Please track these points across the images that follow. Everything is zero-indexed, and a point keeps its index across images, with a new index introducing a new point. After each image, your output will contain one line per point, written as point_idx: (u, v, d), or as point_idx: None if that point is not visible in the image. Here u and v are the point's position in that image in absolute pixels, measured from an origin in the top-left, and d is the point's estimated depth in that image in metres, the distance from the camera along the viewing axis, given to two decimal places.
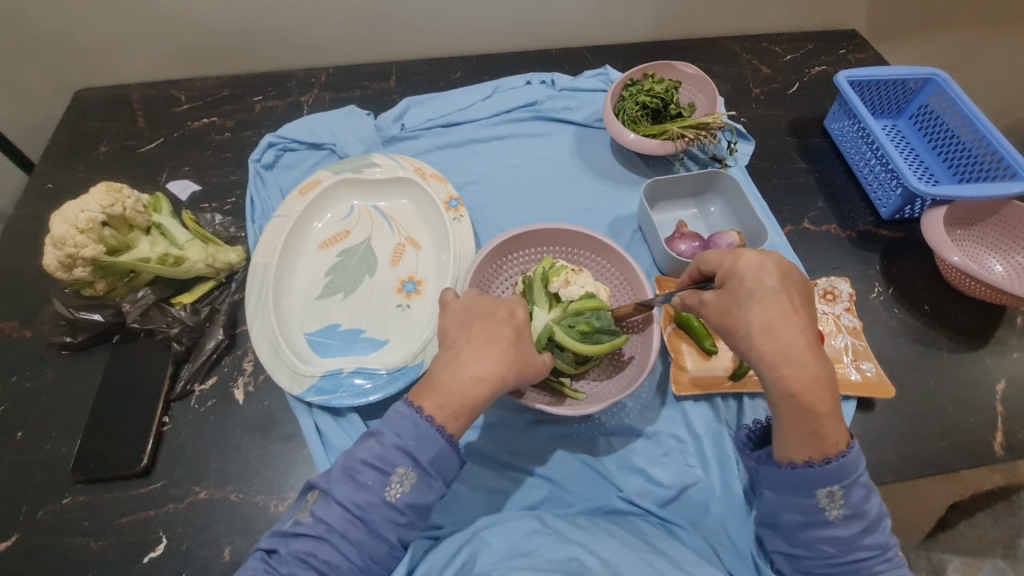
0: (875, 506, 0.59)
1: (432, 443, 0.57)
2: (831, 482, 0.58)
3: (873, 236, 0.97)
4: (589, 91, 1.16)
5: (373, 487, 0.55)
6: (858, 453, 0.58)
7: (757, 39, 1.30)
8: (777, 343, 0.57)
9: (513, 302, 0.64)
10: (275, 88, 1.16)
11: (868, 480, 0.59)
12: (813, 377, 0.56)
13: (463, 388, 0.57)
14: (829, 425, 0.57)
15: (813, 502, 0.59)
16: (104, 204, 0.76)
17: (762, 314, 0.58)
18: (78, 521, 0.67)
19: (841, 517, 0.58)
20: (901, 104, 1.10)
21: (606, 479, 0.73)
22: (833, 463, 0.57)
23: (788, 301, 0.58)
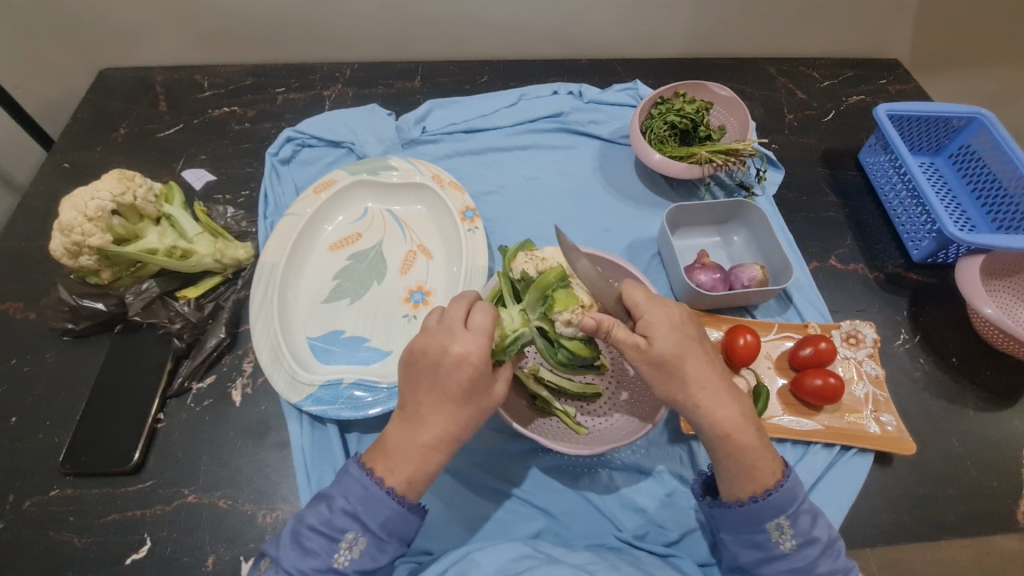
0: (824, 529, 0.59)
1: (380, 508, 0.56)
2: (775, 514, 0.58)
3: (902, 280, 0.93)
4: (617, 105, 1.12)
5: (320, 553, 0.55)
6: (796, 481, 0.59)
7: (795, 62, 1.26)
8: (704, 388, 0.59)
9: (460, 342, 0.56)
10: (299, 80, 1.14)
11: (812, 506, 0.60)
12: (740, 418, 0.60)
13: (421, 462, 0.57)
14: (761, 459, 0.59)
15: (764, 537, 0.59)
16: (115, 192, 0.74)
17: (689, 364, 0.59)
18: (64, 514, 0.66)
19: (795, 547, 0.58)
20: (942, 142, 1.05)
21: (604, 516, 0.71)
22: (775, 494, 0.58)
23: (700, 348, 0.61)
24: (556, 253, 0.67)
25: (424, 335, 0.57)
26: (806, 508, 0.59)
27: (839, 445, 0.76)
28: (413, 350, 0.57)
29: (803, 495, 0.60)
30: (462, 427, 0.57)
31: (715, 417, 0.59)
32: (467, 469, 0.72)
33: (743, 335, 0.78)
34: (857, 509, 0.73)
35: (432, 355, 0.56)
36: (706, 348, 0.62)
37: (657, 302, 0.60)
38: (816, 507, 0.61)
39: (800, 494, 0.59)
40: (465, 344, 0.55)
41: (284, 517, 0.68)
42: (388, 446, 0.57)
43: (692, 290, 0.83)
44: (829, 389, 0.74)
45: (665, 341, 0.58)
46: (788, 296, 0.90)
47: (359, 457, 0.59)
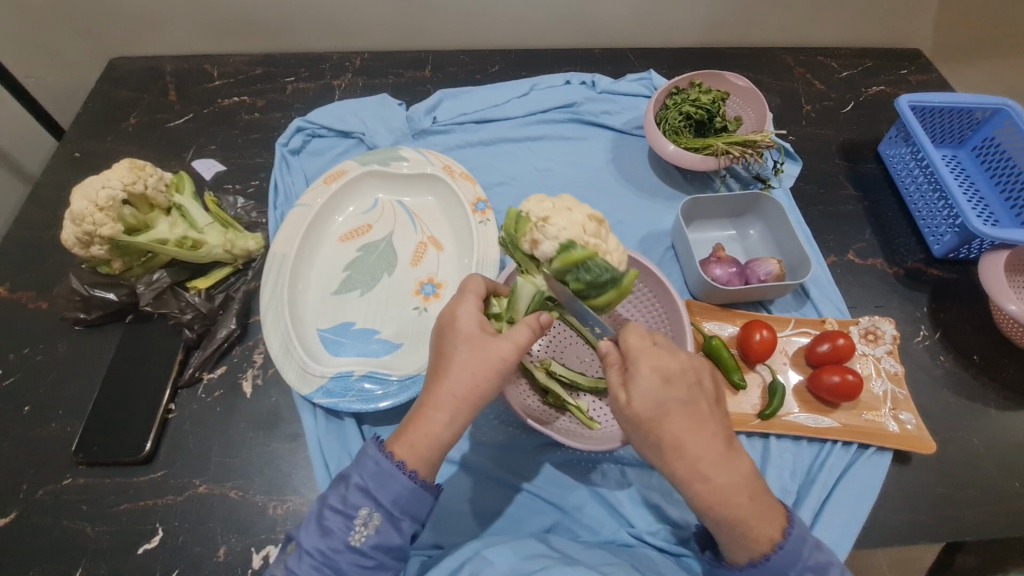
0: None
1: (393, 483, 0.55)
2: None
3: (922, 275, 0.91)
4: (631, 96, 1.10)
5: (337, 532, 0.54)
6: (799, 537, 0.55)
7: (814, 52, 1.23)
8: (690, 455, 0.54)
9: (465, 311, 0.60)
10: (308, 69, 1.13)
11: (819, 562, 0.55)
12: (731, 488, 0.54)
13: (432, 433, 0.56)
14: (757, 526, 0.54)
15: None
16: (126, 181, 0.74)
17: (670, 428, 0.54)
18: (77, 503, 0.67)
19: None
20: (965, 134, 1.03)
21: (616, 511, 0.70)
22: (772, 560, 0.54)
23: (688, 409, 0.55)
24: (564, 211, 0.61)
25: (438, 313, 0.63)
26: (812, 567, 0.54)
27: (856, 443, 0.75)
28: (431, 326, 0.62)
29: (809, 552, 0.55)
30: (477, 392, 0.56)
31: (696, 487, 0.55)
32: (480, 463, 0.72)
33: (758, 331, 0.77)
34: (875, 508, 0.72)
35: (443, 327, 0.60)
36: (703, 408, 0.56)
37: (649, 351, 0.56)
38: (826, 558, 0.56)
39: (805, 552, 0.55)
40: (471, 307, 0.60)
41: (295, 509, 0.68)
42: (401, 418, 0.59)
43: (707, 284, 0.82)
44: (846, 386, 0.73)
45: (640, 401, 0.55)
46: (805, 290, 0.88)
47: (377, 437, 0.59)
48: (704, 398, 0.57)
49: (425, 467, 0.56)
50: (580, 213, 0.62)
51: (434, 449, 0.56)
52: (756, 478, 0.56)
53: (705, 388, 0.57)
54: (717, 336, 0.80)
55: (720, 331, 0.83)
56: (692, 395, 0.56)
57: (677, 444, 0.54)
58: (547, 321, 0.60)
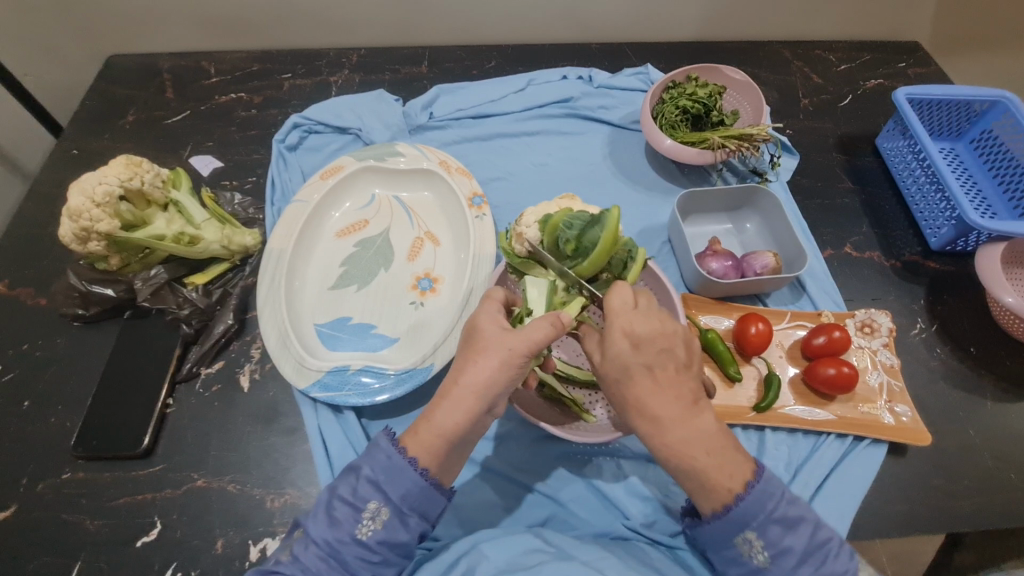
0: (805, 536, 0.53)
1: (403, 478, 0.56)
2: (739, 529, 0.53)
3: (919, 267, 0.91)
4: (628, 90, 1.10)
5: (345, 523, 0.55)
6: (765, 489, 0.53)
7: (811, 45, 1.22)
8: (648, 410, 0.55)
9: (485, 308, 0.62)
10: (305, 66, 1.13)
11: (788, 515, 0.53)
12: (689, 443, 0.53)
13: (442, 423, 0.56)
14: (716, 477, 0.53)
15: (737, 553, 0.54)
16: (122, 177, 0.74)
17: (635, 385, 0.55)
18: (76, 497, 0.67)
19: (769, 560, 0.53)
20: (963, 127, 1.03)
21: (612, 504, 0.70)
22: (732, 511, 0.53)
23: (656, 369, 0.55)
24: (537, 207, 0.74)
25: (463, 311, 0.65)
26: (778, 519, 0.53)
27: (852, 435, 0.75)
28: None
29: (778, 505, 0.53)
30: (491, 386, 0.56)
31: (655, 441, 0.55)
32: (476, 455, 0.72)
33: (754, 324, 0.77)
34: (870, 499, 0.72)
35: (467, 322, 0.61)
36: (669, 367, 0.56)
37: (625, 315, 0.58)
38: (797, 513, 0.54)
39: (772, 503, 0.53)
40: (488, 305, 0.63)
41: (292, 502, 0.69)
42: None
43: (703, 277, 0.82)
44: (843, 378, 0.73)
45: (610, 361, 0.57)
46: (801, 283, 0.88)
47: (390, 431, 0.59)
48: (673, 359, 0.56)
49: (431, 459, 0.56)
50: (554, 205, 0.74)
51: (440, 438, 0.56)
52: (721, 435, 0.54)
53: (677, 352, 0.57)
54: (713, 329, 0.81)
55: (717, 325, 0.83)
56: (663, 356, 0.56)
57: (639, 400, 0.55)
58: (568, 320, 0.60)
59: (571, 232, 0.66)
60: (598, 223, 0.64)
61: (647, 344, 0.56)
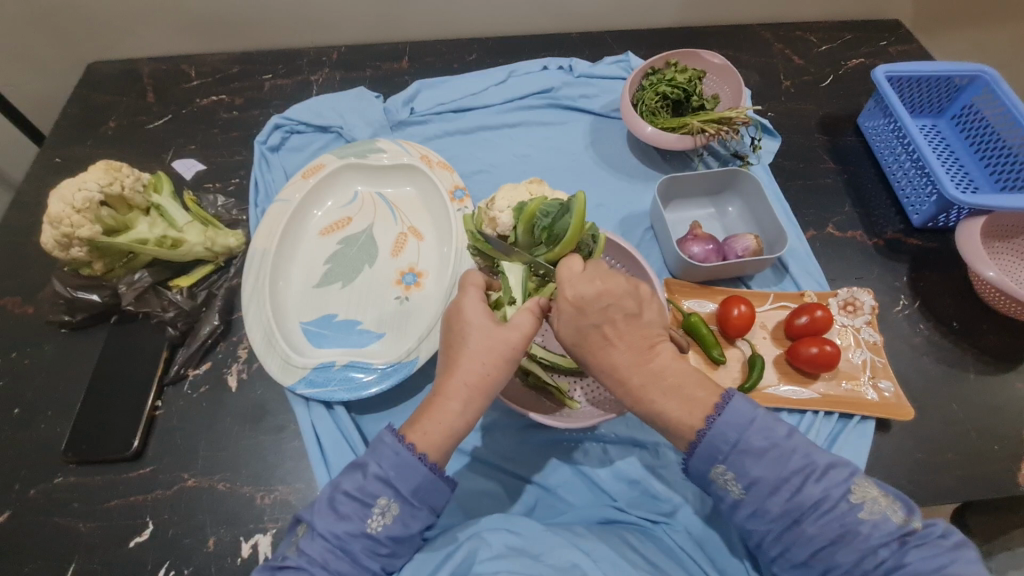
0: (775, 464, 0.52)
1: (413, 474, 0.56)
2: (710, 463, 0.54)
3: (901, 245, 0.91)
4: (608, 79, 1.10)
5: (353, 518, 0.55)
6: (732, 419, 0.53)
7: (792, 27, 1.22)
8: (606, 364, 0.57)
9: (469, 301, 0.62)
10: (286, 66, 1.13)
11: (753, 444, 0.52)
12: (646, 385, 0.57)
13: (446, 421, 0.57)
14: (675, 416, 0.56)
15: (715, 487, 0.55)
16: (102, 182, 0.75)
17: (592, 344, 0.57)
18: (69, 500, 0.68)
19: (744, 492, 0.53)
20: (944, 103, 1.03)
21: (599, 488, 0.71)
22: (696, 448, 0.54)
23: (607, 326, 0.57)
24: (507, 189, 0.72)
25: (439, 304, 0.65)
26: (745, 449, 0.53)
27: (838, 412, 0.75)
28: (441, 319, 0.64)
29: (744, 435, 0.53)
30: (487, 381, 0.58)
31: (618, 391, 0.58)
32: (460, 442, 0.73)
33: (737, 306, 0.77)
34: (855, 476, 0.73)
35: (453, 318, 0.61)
36: (620, 320, 0.57)
37: (571, 280, 0.58)
38: (764, 442, 0.53)
39: (737, 434, 0.53)
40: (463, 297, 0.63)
41: (282, 498, 0.69)
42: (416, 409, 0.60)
43: (685, 262, 0.82)
44: (825, 357, 0.73)
45: (563, 326, 0.58)
46: (784, 265, 0.88)
47: (394, 425, 0.59)
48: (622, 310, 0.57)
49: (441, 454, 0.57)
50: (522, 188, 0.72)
51: (447, 436, 0.57)
52: (677, 373, 0.57)
53: (624, 304, 0.57)
54: (696, 313, 0.81)
55: (701, 308, 0.83)
56: (611, 313, 0.57)
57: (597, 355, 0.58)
58: (547, 306, 0.62)
59: (545, 221, 0.66)
60: (569, 210, 0.64)
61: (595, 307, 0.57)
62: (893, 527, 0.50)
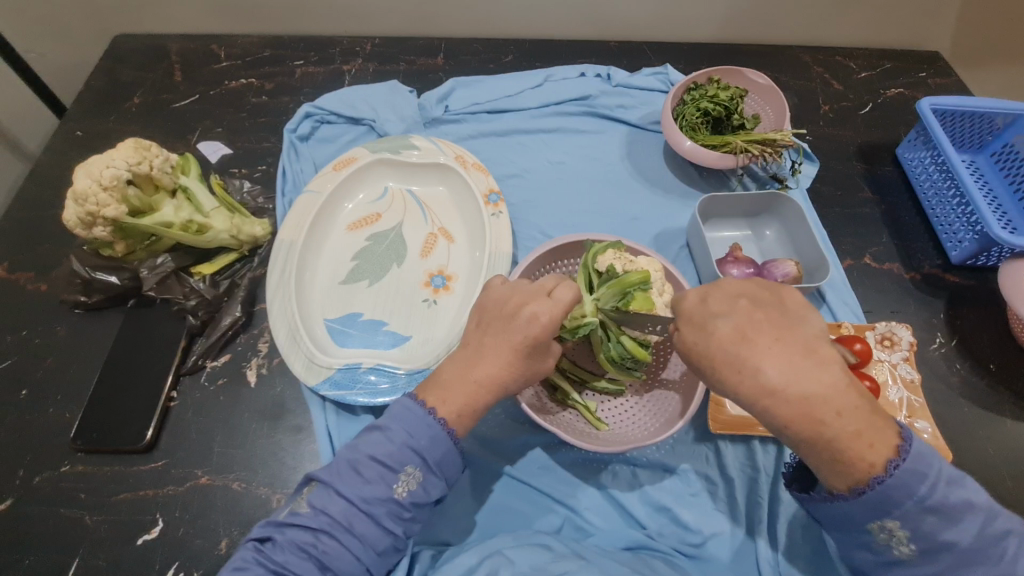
0: (971, 528, 0.46)
1: (443, 445, 0.55)
2: (878, 516, 0.47)
3: (938, 281, 0.90)
4: (646, 90, 1.08)
5: (377, 482, 0.52)
6: (912, 469, 0.46)
7: (832, 51, 1.21)
8: (749, 364, 0.49)
9: (539, 304, 0.56)
10: (318, 54, 1.11)
11: (949, 502, 0.46)
12: (805, 398, 0.47)
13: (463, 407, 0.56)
14: (846, 445, 0.47)
15: (870, 539, 0.49)
16: (130, 161, 0.72)
17: (721, 342, 0.51)
18: (75, 492, 0.65)
19: (914, 553, 0.47)
20: (985, 139, 1.01)
21: (627, 513, 0.69)
22: (867, 494, 0.47)
23: (743, 322, 0.51)
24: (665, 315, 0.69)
25: (516, 291, 0.59)
26: (938, 508, 0.46)
27: None
28: (490, 297, 0.60)
29: (934, 490, 0.46)
30: (503, 381, 0.57)
31: (769, 405, 0.49)
32: (483, 456, 0.71)
33: None
34: None
35: (509, 307, 0.58)
36: (766, 319, 0.51)
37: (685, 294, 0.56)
38: (962, 503, 0.46)
39: (928, 489, 0.46)
40: (542, 308, 0.56)
41: None
42: (444, 378, 0.57)
43: None
44: None
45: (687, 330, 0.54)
46: (821, 294, 0.87)
47: (420, 394, 0.57)
48: (763, 310, 0.52)
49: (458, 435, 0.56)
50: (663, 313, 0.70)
51: (460, 419, 0.56)
52: (839, 394, 0.47)
53: (768, 309, 0.52)
54: None
55: None
56: (746, 311, 0.52)
57: (738, 357, 0.50)
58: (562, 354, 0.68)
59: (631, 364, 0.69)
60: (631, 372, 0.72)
61: (725, 302, 0.53)
62: None
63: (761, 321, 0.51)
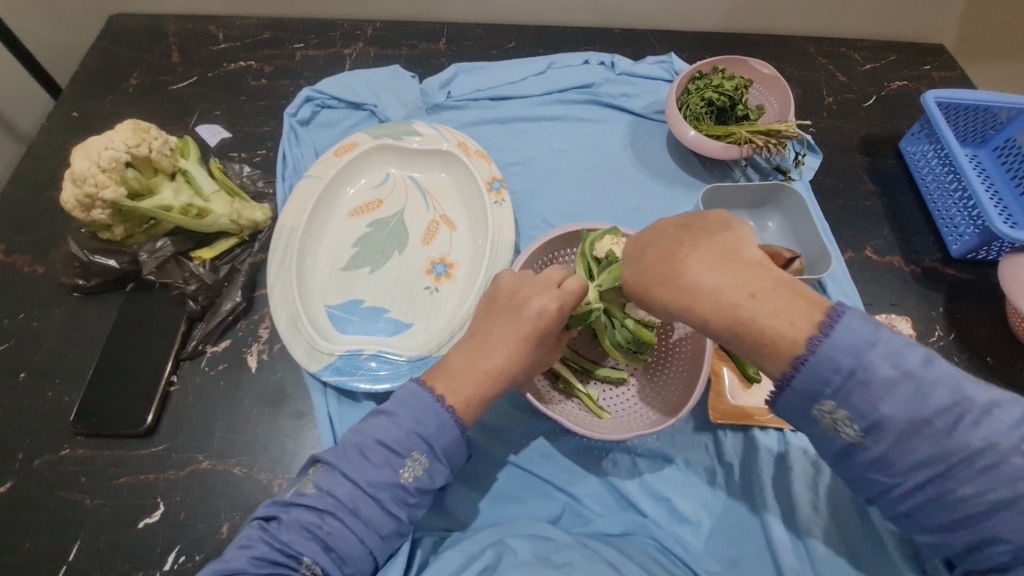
0: (910, 399, 0.40)
1: (449, 432, 0.55)
2: (813, 401, 0.43)
3: (938, 275, 0.90)
4: (650, 79, 1.07)
5: (384, 467, 0.52)
6: (835, 341, 0.41)
7: (837, 42, 1.20)
8: (670, 277, 0.50)
9: (546, 296, 0.57)
10: (318, 37, 1.09)
11: (880, 374, 0.40)
12: (720, 290, 0.46)
13: (472, 395, 0.56)
14: (766, 329, 0.44)
15: (817, 430, 0.44)
16: (129, 143, 0.71)
17: (649, 266, 0.53)
18: (75, 475, 0.65)
19: (861, 435, 0.42)
20: (988, 133, 1.00)
21: (626, 501, 0.69)
22: (794, 376, 0.43)
23: (667, 243, 0.53)
24: None
25: (522, 282, 0.60)
26: (867, 381, 0.40)
27: None
28: (499, 288, 0.61)
29: (862, 359, 0.40)
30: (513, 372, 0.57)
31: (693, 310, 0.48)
32: (484, 443, 0.71)
33: None
34: None
35: (517, 298, 0.58)
36: (689, 235, 0.52)
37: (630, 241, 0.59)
38: (899, 372, 0.40)
39: (854, 359, 0.40)
40: (547, 299, 0.56)
41: None
42: (454, 367, 0.57)
43: None
44: None
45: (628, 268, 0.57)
46: (823, 286, 0.86)
47: (427, 381, 0.57)
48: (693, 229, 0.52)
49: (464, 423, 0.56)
50: None
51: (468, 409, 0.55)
52: (754, 283, 0.46)
53: (696, 226, 0.52)
54: None
55: None
56: (675, 234, 0.53)
57: (661, 275, 0.51)
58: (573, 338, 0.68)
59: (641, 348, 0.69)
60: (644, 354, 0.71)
61: (659, 233, 0.55)
62: None
63: (686, 237, 0.52)
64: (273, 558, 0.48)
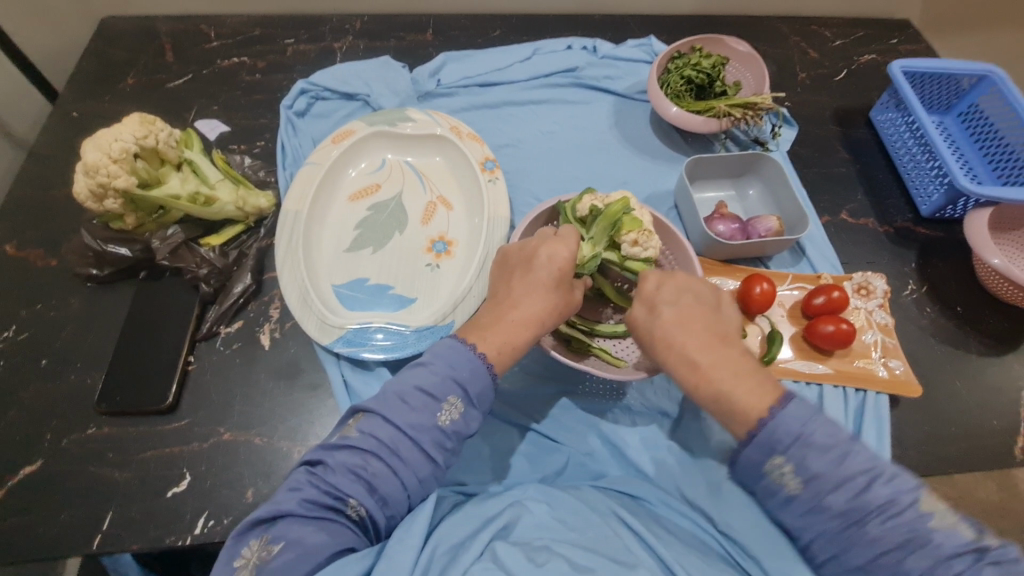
0: (838, 460, 0.48)
1: (482, 378, 0.59)
2: (766, 455, 0.50)
3: (910, 234, 0.96)
4: (631, 61, 1.12)
5: (422, 410, 0.56)
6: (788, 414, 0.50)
7: (808, 21, 1.25)
8: (672, 340, 0.59)
9: (551, 246, 0.66)
10: (308, 32, 1.12)
11: (817, 437, 0.49)
12: (711, 364, 0.56)
13: (507, 339, 0.61)
14: (742, 397, 0.53)
15: (766, 482, 0.51)
16: (137, 134, 0.74)
17: (663, 319, 0.61)
18: (102, 451, 0.68)
19: (800, 487, 0.49)
20: (952, 100, 1.06)
21: (626, 455, 0.73)
22: (755, 434, 0.51)
23: (680, 304, 0.61)
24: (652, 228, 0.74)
25: (520, 243, 0.69)
26: (809, 443, 0.49)
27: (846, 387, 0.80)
28: (506, 251, 0.69)
29: (807, 427, 0.49)
30: (541, 316, 0.63)
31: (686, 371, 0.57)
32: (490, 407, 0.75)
33: (759, 284, 0.80)
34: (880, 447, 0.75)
35: (526, 251, 0.66)
36: (697, 307, 0.61)
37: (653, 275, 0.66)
38: (832, 437, 0.49)
39: (800, 426, 0.49)
40: (551, 249, 0.66)
41: None
42: (481, 318, 0.63)
43: (711, 240, 0.85)
44: (841, 335, 0.77)
45: (640, 307, 0.64)
46: (802, 248, 0.92)
47: (461, 335, 0.62)
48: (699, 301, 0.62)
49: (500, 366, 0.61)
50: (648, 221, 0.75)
51: (502, 352, 0.61)
52: (735, 365, 0.56)
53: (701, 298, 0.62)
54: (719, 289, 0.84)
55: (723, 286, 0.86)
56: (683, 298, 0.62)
57: (665, 338, 0.60)
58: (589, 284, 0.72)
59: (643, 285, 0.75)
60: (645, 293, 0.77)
61: (672, 290, 0.63)
62: (966, 540, 0.45)
63: (692, 307, 0.61)
64: (322, 498, 0.52)
